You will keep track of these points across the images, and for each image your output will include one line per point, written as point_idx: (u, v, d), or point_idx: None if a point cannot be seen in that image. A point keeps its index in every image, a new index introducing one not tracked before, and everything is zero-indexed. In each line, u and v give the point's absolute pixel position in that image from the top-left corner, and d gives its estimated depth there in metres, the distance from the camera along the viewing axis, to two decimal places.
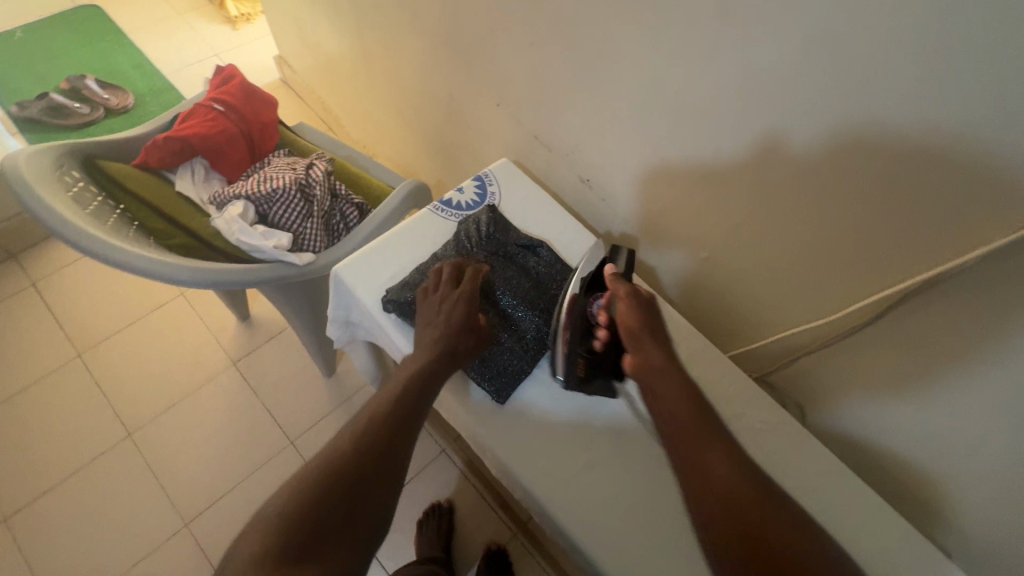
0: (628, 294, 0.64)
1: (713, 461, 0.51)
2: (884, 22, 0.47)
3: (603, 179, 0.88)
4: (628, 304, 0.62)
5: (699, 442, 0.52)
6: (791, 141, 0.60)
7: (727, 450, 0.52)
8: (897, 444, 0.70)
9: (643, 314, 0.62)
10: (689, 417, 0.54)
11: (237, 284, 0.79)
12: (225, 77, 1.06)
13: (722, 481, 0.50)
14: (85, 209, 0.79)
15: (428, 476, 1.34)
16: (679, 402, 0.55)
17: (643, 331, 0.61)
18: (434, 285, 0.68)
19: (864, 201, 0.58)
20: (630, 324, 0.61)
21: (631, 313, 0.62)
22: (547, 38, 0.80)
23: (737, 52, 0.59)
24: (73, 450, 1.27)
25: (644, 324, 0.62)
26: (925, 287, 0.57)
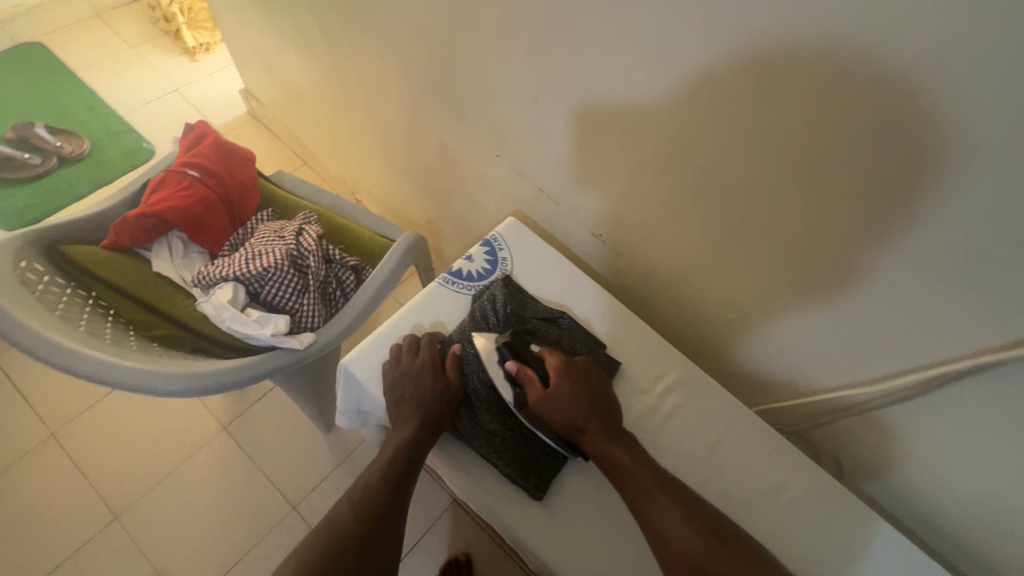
0: (539, 391, 0.62)
1: (667, 528, 0.53)
2: (938, 111, 0.44)
3: (615, 233, 0.84)
4: (545, 407, 0.61)
5: (654, 514, 0.54)
6: (835, 209, 0.56)
7: (671, 505, 0.54)
8: (945, 500, 0.68)
9: (565, 400, 0.61)
10: (638, 487, 0.56)
11: (234, 383, 0.73)
12: (196, 137, 0.98)
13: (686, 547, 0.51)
14: (54, 312, 0.71)
15: (441, 529, 1.29)
16: (628, 465, 0.58)
17: (574, 417, 0.61)
18: (393, 358, 0.67)
19: (909, 280, 0.55)
20: (558, 424, 0.62)
21: (554, 409, 0.61)
22: (550, 95, 0.75)
23: (766, 126, 0.55)
24: (55, 540, 1.18)
25: (574, 405, 0.61)
26: (986, 363, 0.54)
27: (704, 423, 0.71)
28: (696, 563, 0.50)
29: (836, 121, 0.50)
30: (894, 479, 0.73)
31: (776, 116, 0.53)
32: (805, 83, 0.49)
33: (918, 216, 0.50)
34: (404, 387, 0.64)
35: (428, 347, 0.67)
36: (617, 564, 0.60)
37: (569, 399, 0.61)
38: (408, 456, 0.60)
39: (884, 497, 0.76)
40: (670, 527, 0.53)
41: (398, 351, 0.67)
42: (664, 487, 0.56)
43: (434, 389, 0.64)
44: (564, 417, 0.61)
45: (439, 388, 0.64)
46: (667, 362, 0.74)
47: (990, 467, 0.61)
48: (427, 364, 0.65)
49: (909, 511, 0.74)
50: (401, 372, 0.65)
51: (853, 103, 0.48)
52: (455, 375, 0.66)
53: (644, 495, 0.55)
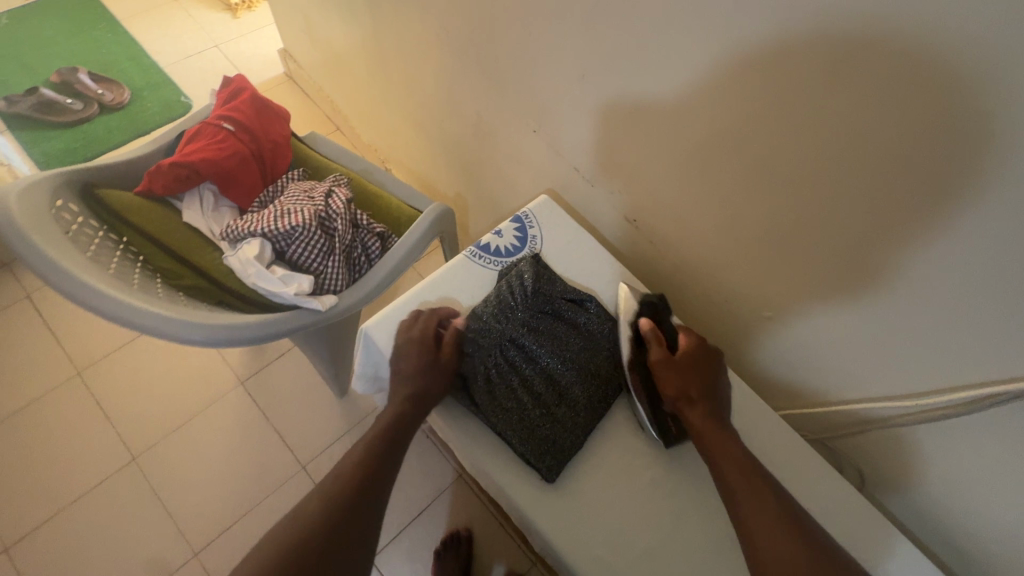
0: (665, 352, 0.65)
1: (751, 511, 0.53)
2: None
3: (650, 219, 0.81)
4: (665, 368, 0.63)
5: (742, 495, 0.54)
6: (894, 208, 0.53)
7: (759, 492, 0.54)
8: (971, 525, 0.65)
9: (687, 371, 0.63)
10: (732, 464, 0.56)
11: (255, 339, 0.73)
12: (233, 90, 0.97)
13: (766, 532, 0.51)
14: (86, 252, 0.72)
15: (445, 502, 1.30)
16: (730, 446, 0.57)
17: (684, 384, 0.62)
18: (401, 329, 0.66)
19: (981, 289, 0.51)
20: (669, 389, 0.63)
21: (671, 372, 0.63)
22: (598, 69, 0.72)
23: (839, 113, 0.52)
24: (75, 475, 1.22)
25: (689, 375, 0.63)
26: None
27: None
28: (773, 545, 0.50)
29: (920, 113, 0.47)
30: (921, 501, 0.70)
31: (853, 104, 0.50)
32: (890, 69, 0.46)
33: (998, 221, 0.47)
34: (404, 362, 0.64)
35: (423, 324, 0.66)
36: (627, 554, 0.59)
37: (689, 372, 0.63)
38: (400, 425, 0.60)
39: (907, 517, 0.73)
40: (753, 513, 0.53)
41: (405, 324, 0.66)
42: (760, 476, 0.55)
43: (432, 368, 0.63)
44: (677, 385, 0.62)
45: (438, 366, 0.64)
46: None
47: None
48: (424, 341, 0.65)
49: (933, 535, 0.71)
50: (403, 345, 0.65)
51: (941, 93, 0.45)
52: (469, 360, 0.65)
53: (739, 481, 0.55)
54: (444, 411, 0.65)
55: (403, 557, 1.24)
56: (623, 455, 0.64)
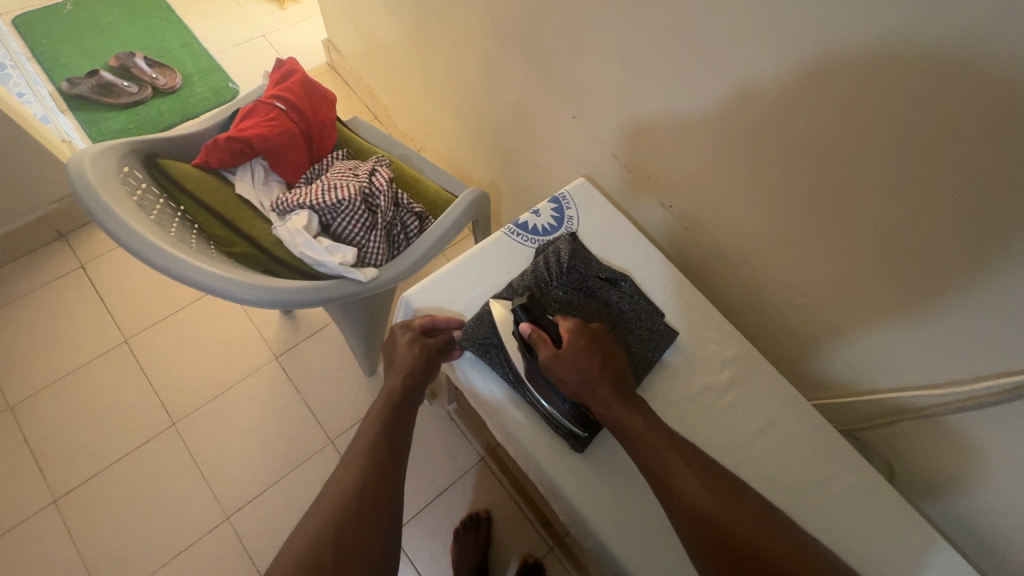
0: (552, 350, 0.59)
1: (680, 484, 0.51)
2: None
3: (685, 205, 0.82)
4: (556, 367, 0.58)
5: (673, 469, 0.52)
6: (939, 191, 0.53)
7: (683, 467, 0.52)
8: (1004, 520, 0.65)
9: (577, 364, 0.58)
10: (654, 447, 0.54)
11: (300, 303, 0.77)
12: (285, 72, 1.01)
13: (700, 503, 0.50)
14: (150, 215, 0.77)
15: (466, 483, 1.33)
16: (639, 427, 0.55)
17: (592, 379, 0.58)
18: (404, 333, 0.67)
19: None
20: (569, 387, 0.58)
21: (567, 370, 0.58)
22: (641, 54, 0.73)
23: (888, 95, 0.52)
24: (119, 437, 1.28)
25: (587, 368, 0.58)
26: None
27: (758, 406, 0.69)
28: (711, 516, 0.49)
29: (971, 92, 0.47)
30: (953, 495, 0.69)
31: (903, 85, 0.51)
32: (943, 47, 0.47)
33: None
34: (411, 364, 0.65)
35: (408, 336, 0.67)
36: (651, 523, 0.61)
37: (585, 365, 0.58)
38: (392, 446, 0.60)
39: (937, 513, 0.72)
40: (686, 484, 0.51)
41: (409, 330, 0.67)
42: (671, 445, 0.54)
43: (418, 381, 0.66)
44: (575, 382, 0.58)
45: (423, 377, 0.66)
46: (726, 338, 0.72)
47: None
48: (413, 352, 0.65)
49: (966, 533, 0.70)
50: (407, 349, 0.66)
51: (993, 73, 0.45)
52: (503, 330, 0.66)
53: (661, 457, 0.53)
54: (478, 378, 0.68)
55: (423, 535, 1.27)
56: None
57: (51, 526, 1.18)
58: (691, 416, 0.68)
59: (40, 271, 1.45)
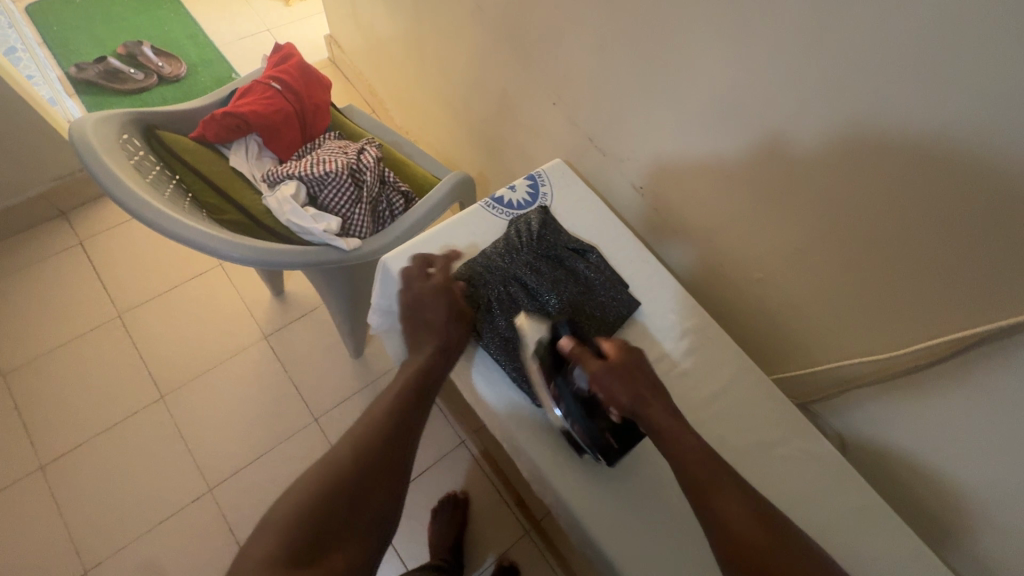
0: (599, 363, 0.61)
1: (725, 504, 0.51)
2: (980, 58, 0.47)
3: (655, 188, 0.87)
4: (606, 377, 0.60)
5: (718, 489, 0.52)
6: (863, 156, 0.59)
7: (722, 487, 0.53)
8: (939, 485, 0.69)
9: (627, 373, 0.61)
10: (702, 465, 0.54)
11: (283, 265, 0.80)
12: (283, 56, 1.06)
13: (743, 527, 0.50)
14: (145, 178, 0.81)
15: (446, 466, 1.35)
16: (693, 443, 0.55)
17: (640, 392, 0.59)
18: (430, 288, 0.69)
19: (963, 240, 0.55)
20: (618, 398, 0.59)
21: (616, 382, 0.60)
22: (614, 40, 0.79)
23: (833, 71, 0.57)
24: (107, 408, 1.31)
25: (637, 383, 0.60)
26: (996, 333, 0.56)
27: (712, 374, 0.73)
28: (755, 542, 0.49)
29: (892, 67, 0.52)
30: (896, 462, 0.73)
31: (837, 62, 0.56)
32: (879, 25, 0.51)
33: (974, 170, 0.51)
34: (438, 320, 0.67)
35: (437, 293, 0.69)
36: (607, 475, 0.65)
37: (632, 378, 0.60)
38: (395, 441, 0.58)
39: (884, 485, 0.76)
40: (732, 508, 0.51)
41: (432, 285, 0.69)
42: (722, 470, 0.54)
43: (449, 342, 0.67)
44: (623, 393, 0.59)
45: (456, 337, 0.68)
46: (686, 310, 0.77)
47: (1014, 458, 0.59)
48: (443, 313, 0.67)
49: (908, 501, 0.73)
50: (433, 306, 0.68)
51: (905, 52, 0.51)
52: (473, 292, 0.71)
53: (704, 474, 0.53)
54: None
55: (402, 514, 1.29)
56: None
57: (37, 491, 1.21)
58: None
59: (38, 247, 1.49)
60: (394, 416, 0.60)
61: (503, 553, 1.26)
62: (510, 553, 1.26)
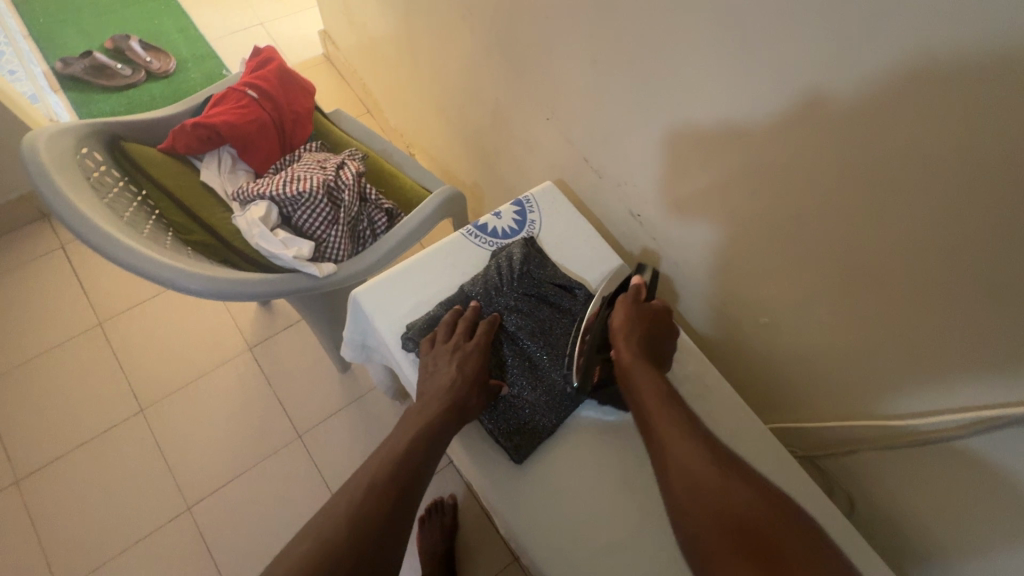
0: (628, 300, 0.66)
1: (667, 434, 0.53)
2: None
3: (654, 215, 0.80)
4: (622, 305, 0.65)
5: (659, 421, 0.55)
6: (882, 200, 0.52)
7: (675, 426, 0.54)
8: (958, 562, 0.62)
9: (643, 317, 0.65)
10: (655, 402, 0.57)
11: (250, 295, 0.75)
12: (262, 60, 1.00)
13: (680, 455, 0.51)
14: (103, 198, 0.75)
15: (433, 488, 1.30)
16: (654, 387, 0.58)
17: (633, 330, 0.63)
18: (441, 334, 0.63)
19: (996, 306, 0.48)
20: (615, 322, 0.64)
21: (625, 315, 0.64)
22: (610, 53, 0.71)
23: (853, 107, 0.50)
24: (86, 420, 1.27)
25: (641, 325, 0.64)
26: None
27: None
28: (688, 473, 0.50)
29: (920, 106, 0.45)
30: (911, 532, 0.66)
31: (858, 96, 0.49)
32: (909, 61, 0.44)
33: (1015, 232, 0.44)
34: (446, 371, 0.60)
35: (450, 341, 0.63)
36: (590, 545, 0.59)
37: (642, 320, 0.64)
38: (391, 513, 0.50)
39: (897, 553, 0.69)
40: (676, 442, 0.53)
41: (445, 330, 0.64)
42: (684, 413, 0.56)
43: (462, 397, 0.59)
44: (619, 319, 0.64)
45: (471, 392, 0.60)
46: None
47: None
48: (454, 365, 0.60)
49: (923, 573, 0.67)
50: (443, 356, 0.61)
51: (937, 90, 0.44)
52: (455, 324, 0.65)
53: (658, 412, 0.56)
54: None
55: None
56: (592, 449, 0.64)
57: (11, 507, 1.18)
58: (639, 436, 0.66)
59: (20, 250, 1.45)
60: (388, 485, 0.51)
61: None
62: None
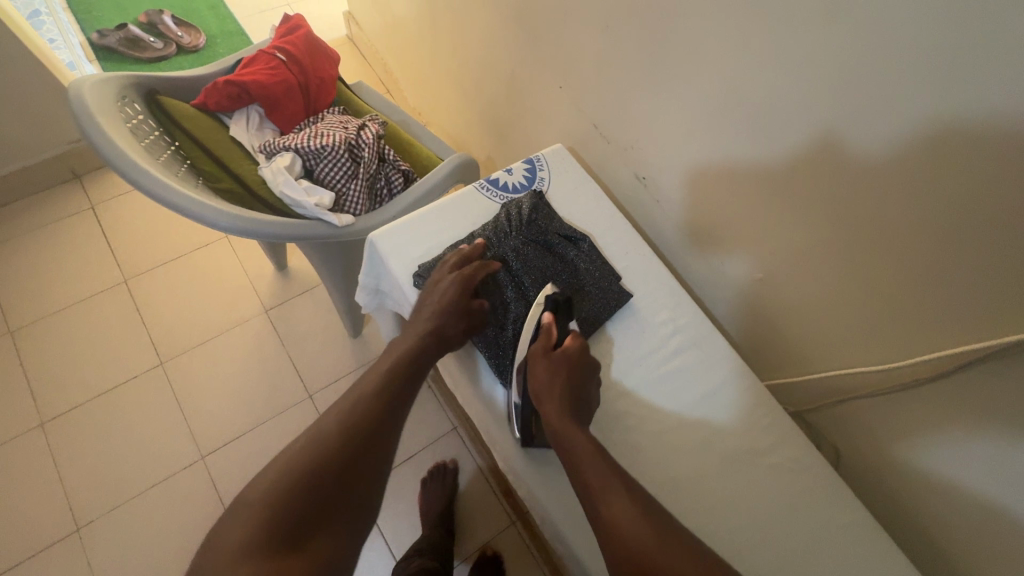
0: (543, 347, 0.63)
1: (606, 508, 0.50)
2: (1000, 51, 0.43)
3: (659, 178, 0.84)
4: (536, 359, 0.62)
5: (597, 489, 0.51)
6: (869, 147, 0.55)
7: (610, 490, 0.51)
8: (933, 506, 0.65)
9: (560, 366, 0.61)
10: (587, 467, 0.53)
11: (274, 238, 0.80)
12: (291, 27, 1.05)
13: (621, 528, 0.48)
14: (141, 142, 0.80)
15: (436, 451, 1.34)
16: (581, 448, 0.54)
17: (551, 386, 0.60)
18: (440, 271, 0.67)
19: (974, 249, 0.51)
20: (535, 381, 0.61)
21: (543, 369, 0.61)
22: (622, 18, 0.75)
23: (846, 61, 0.53)
24: (108, 371, 1.33)
25: (559, 377, 0.60)
26: (1001, 352, 0.52)
27: (701, 375, 0.71)
28: (634, 550, 0.47)
29: (905, 57, 0.49)
30: (893, 482, 0.69)
31: (849, 51, 0.52)
32: (897, 14, 0.48)
33: (993, 175, 0.47)
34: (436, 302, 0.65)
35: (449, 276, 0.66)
36: None
37: (559, 371, 0.61)
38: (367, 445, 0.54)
39: (878, 503, 0.72)
40: (615, 513, 0.49)
41: (443, 267, 0.68)
42: (615, 471, 0.53)
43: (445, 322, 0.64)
44: (539, 380, 0.60)
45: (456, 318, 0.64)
46: (679, 307, 0.75)
47: (1014, 486, 0.55)
48: (443, 293, 0.65)
49: (902, 522, 0.70)
50: (437, 290, 0.66)
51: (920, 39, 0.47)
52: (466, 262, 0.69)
53: (593, 476, 0.52)
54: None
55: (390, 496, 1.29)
56: None
57: (36, 447, 1.24)
58: (636, 380, 0.69)
59: (51, 209, 1.51)
60: (367, 419, 0.55)
61: (487, 541, 1.25)
62: (496, 540, 1.25)
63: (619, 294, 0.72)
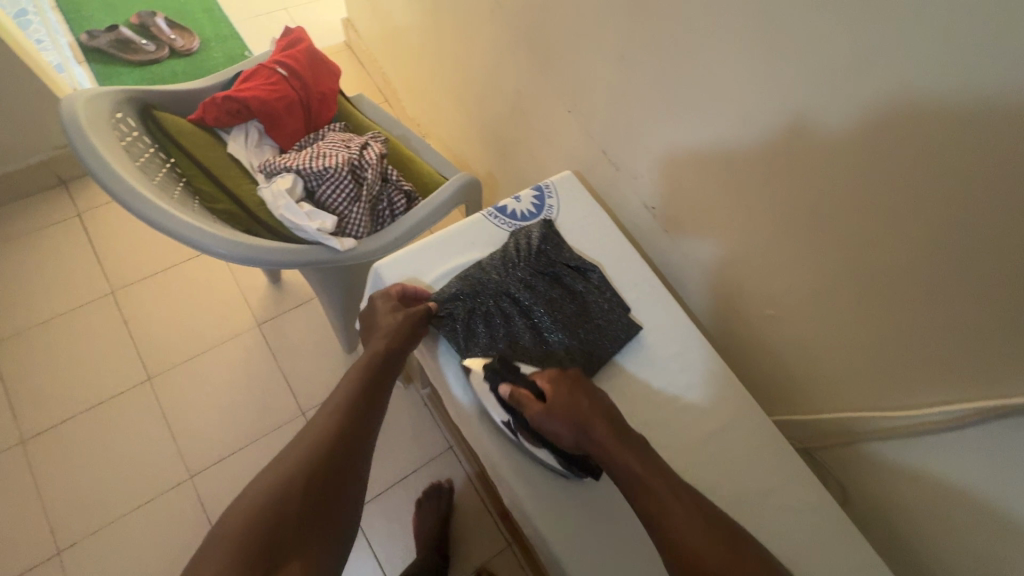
0: (539, 405, 0.59)
1: (683, 533, 0.51)
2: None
3: (667, 208, 0.83)
4: (546, 420, 0.58)
5: (670, 514, 0.52)
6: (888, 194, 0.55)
7: (674, 511, 0.52)
8: (942, 550, 0.65)
9: (566, 413, 0.58)
10: (653, 497, 0.53)
11: (274, 263, 0.77)
12: (291, 40, 1.02)
13: (705, 547, 0.50)
14: (136, 162, 0.78)
15: (432, 471, 1.32)
16: (637, 471, 0.54)
17: (578, 429, 0.58)
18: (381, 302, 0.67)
19: (994, 303, 0.51)
20: (564, 437, 0.58)
21: (556, 425, 0.58)
22: (635, 48, 0.74)
23: (869, 108, 0.52)
24: (93, 386, 1.29)
25: (573, 417, 0.58)
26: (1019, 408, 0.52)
27: (712, 413, 0.70)
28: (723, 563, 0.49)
29: (930, 110, 0.48)
30: (902, 523, 0.69)
31: (872, 97, 0.52)
32: (923, 66, 0.47)
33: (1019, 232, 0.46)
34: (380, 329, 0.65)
35: (388, 305, 0.66)
36: (593, 517, 0.61)
37: (569, 417, 0.58)
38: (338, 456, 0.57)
39: (886, 543, 0.72)
40: (689, 534, 0.51)
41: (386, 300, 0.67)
42: (669, 488, 0.53)
43: (399, 350, 0.65)
44: (565, 431, 0.58)
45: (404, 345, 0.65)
46: (688, 342, 0.74)
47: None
48: (394, 321, 0.65)
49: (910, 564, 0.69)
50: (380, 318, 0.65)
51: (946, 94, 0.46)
52: (462, 301, 0.68)
53: (654, 504, 0.53)
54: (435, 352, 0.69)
55: (382, 518, 1.26)
56: None
57: (16, 466, 1.19)
58: (646, 419, 0.68)
59: (36, 215, 1.47)
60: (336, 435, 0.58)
61: (482, 564, 1.23)
62: (492, 563, 1.23)
63: (629, 328, 0.71)
